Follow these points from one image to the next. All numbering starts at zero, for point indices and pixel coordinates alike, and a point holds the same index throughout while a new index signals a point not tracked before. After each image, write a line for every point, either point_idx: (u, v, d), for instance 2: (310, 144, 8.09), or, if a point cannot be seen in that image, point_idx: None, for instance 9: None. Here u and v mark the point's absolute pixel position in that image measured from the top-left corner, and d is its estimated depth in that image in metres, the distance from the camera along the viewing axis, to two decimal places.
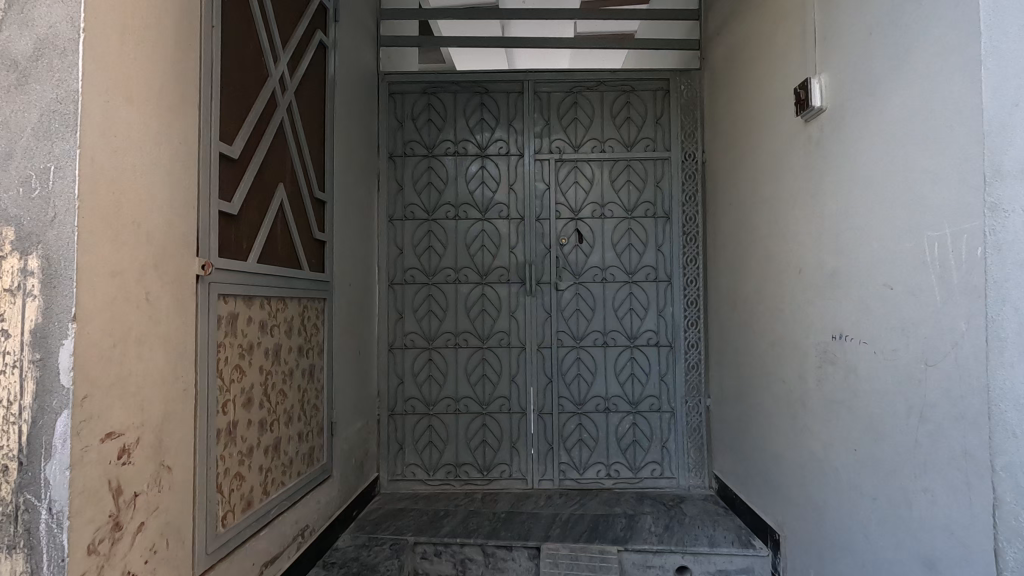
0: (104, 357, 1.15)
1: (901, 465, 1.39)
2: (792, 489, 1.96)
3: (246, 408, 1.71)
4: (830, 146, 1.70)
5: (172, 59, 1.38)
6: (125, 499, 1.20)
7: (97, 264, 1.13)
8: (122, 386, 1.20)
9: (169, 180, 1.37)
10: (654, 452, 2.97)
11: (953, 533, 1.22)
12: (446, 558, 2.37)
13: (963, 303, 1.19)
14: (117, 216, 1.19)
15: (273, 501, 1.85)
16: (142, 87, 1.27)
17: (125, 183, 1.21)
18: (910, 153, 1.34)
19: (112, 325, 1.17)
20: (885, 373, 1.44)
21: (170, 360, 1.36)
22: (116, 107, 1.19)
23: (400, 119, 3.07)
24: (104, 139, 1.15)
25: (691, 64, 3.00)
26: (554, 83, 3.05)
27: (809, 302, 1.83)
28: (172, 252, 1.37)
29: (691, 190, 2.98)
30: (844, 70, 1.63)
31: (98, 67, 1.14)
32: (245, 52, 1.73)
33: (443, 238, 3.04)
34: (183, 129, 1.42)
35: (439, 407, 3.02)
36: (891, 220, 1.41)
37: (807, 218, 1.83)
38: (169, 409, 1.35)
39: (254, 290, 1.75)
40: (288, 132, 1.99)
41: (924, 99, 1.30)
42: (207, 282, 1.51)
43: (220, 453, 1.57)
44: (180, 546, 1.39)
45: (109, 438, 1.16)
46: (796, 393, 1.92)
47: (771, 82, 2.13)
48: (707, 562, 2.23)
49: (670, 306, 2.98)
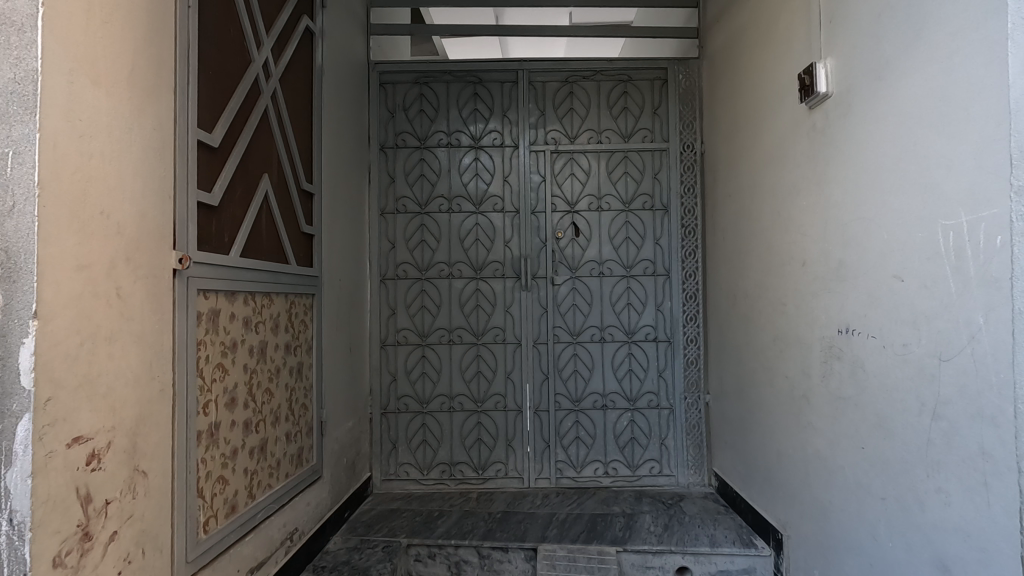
0: (70, 356, 1.07)
1: (912, 464, 1.33)
2: (795, 488, 1.91)
3: (230, 408, 1.64)
4: (836, 134, 1.64)
5: (143, 39, 1.29)
6: (95, 507, 1.13)
7: (60, 256, 1.05)
8: (91, 387, 1.12)
9: (142, 168, 1.29)
10: (653, 450, 2.92)
11: (970, 536, 1.17)
12: (440, 560, 2.30)
13: (979, 295, 1.13)
14: (83, 205, 1.11)
15: (259, 504, 1.78)
16: (110, 68, 1.19)
17: (92, 170, 1.13)
18: (923, 138, 1.29)
19: (78, 322, 1.10)
20: (897, 369, 1.38)
21: (144, 359, 1.29)
22: (82, 88, 1.11)
23: (391, 109, 2.99)
24: (68, 122, 1.07)
25: (690, 53, 2.93)
26: (549, 72, 2.97)
27: (814, 296, 1.76)
28: (146, 245, 1.30)
29: (690, 182, 2.92)
30: (852, 54, 1.56)
31: (62, 46, 1.06)
32: (226, 36, 1.65)
33: (436, 232, 2.96)
34: (157, 114, 1.34)
35: (433, 405, 2.95)
36: (902, 210, 1.36)
37: (812, 208, 1.77)
38: (144, 410, 1.28)
39: (237, 285, 1.68)
40: (272, 121, 1.90)
41: (940, 81, 1.23)
42: (185, 277, 1.43)
43: (201, 456, 1.50)
44: (157, 554, 1.32)
45: (77, 442, 1.09)
46: (800, 389, 1.86)
47: (773, 71, 2.07)
48: (707, 563, 2.18)
49: (668, 301, 2.92)
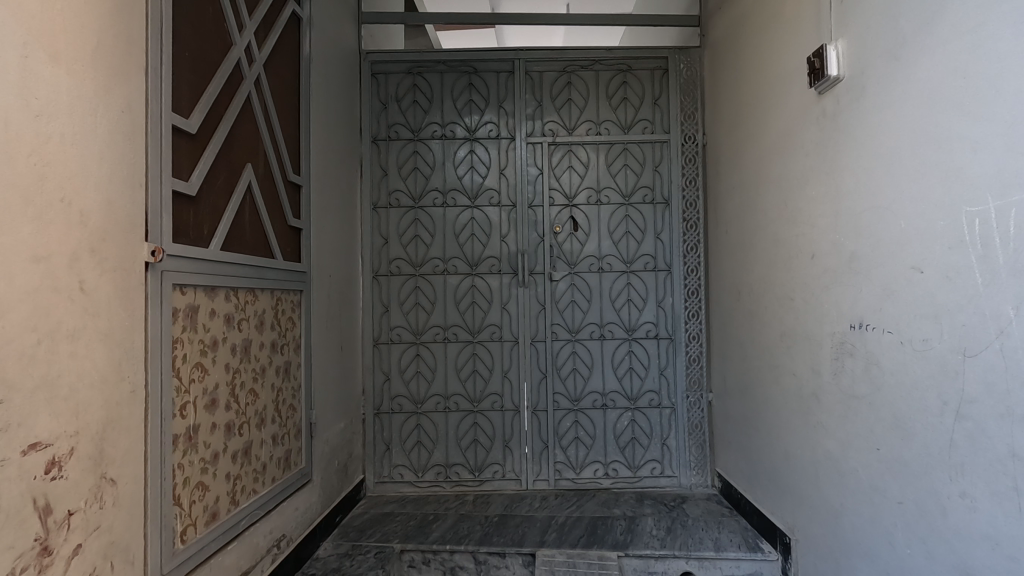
0: (23, 356, 0.98)
1: (932, 465, 1.26)
2: (804, 489, 1.84)
3: (210, 410, 1.55)
4: (849, 119, 1.56)
5: (108, 13, 1.20)
6: (56, 519, 1.05)
7: (13, 246, 0.96)
8: (50, 389, 1.04)
9: (109, 153, 1.20)
10: (654, 450, 2.84)
11: (999, 544, 1.09)
12: (435, 566, 2.22)
13: (1010, 287, 1.05)
14: (40, 189, 1.02)
15: (242, 511, 1.69)
16: (70, 46, 1.10)
17: (50, 153, 1.04)
18: (945, 119, 1.21)
19: (35, 318, 1.01)
20: (915, 366, 1.30)
21: (113, 358, 1.20)
22: (37, 64, 1.02)
23: (384, 100, 2.89)
24: (21, 101, 0.98)
25: (691, 42, 2.85)
26: (546, 62, 2.88)
27: (824, 290, 1.68)
28: (114, 237, 1.21)
29: (692, 174, 2.83)
30: (865, 34, 1.48)
31: (14, 18, 0.97)
32: (204, 15, 1.55)
33: (431, 227, 2.87)
34: (126, 96, 1.25)
35: (428, 406, 2.86)
36: (923, 199, 1.27)
37: (822, 198, 1.69)
38: (113, 414, 1.19)
39: (217, 280, 1.59)
40: (255, 108, 1.81)
41: (968, 59, 1.15)
42: (158, 271, 1.34)
43: (177, 462, 1.41)
44: (128, 567, 1.23)
45: (34, 450, 1.00)
46: (810, 388, 1.79)
47: (779, 56, 1.99)
48: (712, 568, 2.11)
49: (669, 297, 2.84)
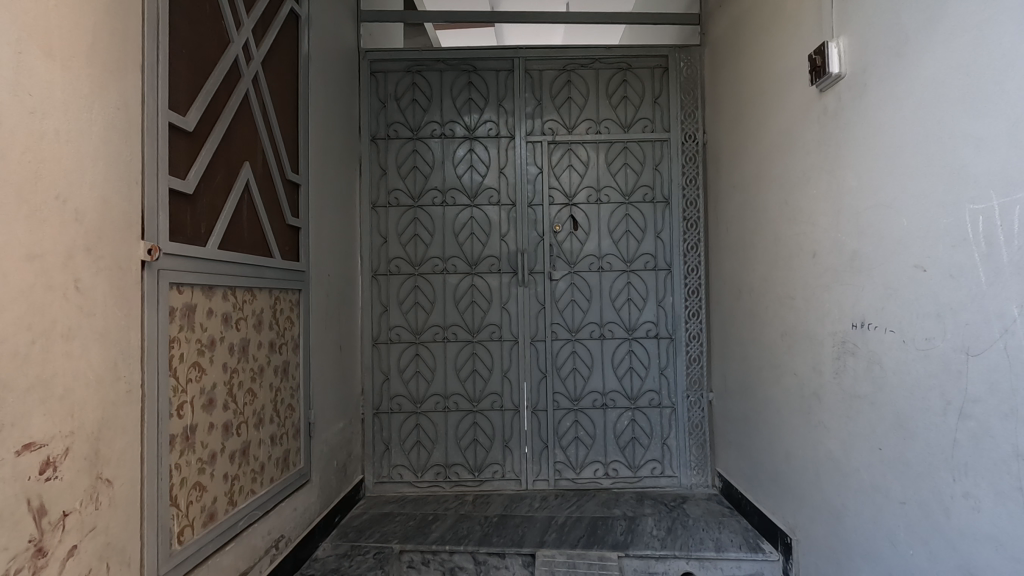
0: (17, 356, 0.97)
1: (935, 465, 1.25)
2: (805, 489, 1.83)
3: (207, 410, 1.54)
4: (850, 116, 1.55)
5: (104, 9, 1.19)
6: (50, 520, 1.04)
7: (7, 244, 0.95)
8: (44, 388, 1.03)
9: (105, 150, 1.19)
10: (654, 450, 2.83)
11: (1003, 545, 1.08)
12: (434, 566, 2.21)
13: (1014, 285, 1.04)
14: (34, 186, 1.01)
15: (240, 511, 1.68)
16: (64, 42, 1.09)
17: (44, 150, 1.03)
18: (949, 116, 1.20)
19: (29, 317, 1.00)
20: (918, 365, 1.29)
21: (109, 357, 1.19)
22: (31, 60, 1.01)
23: (383, 99, 2.88)
24: (15, 97, 0.97)
25: (691, 40, 2.84)
26: (546, 60, 2.87)
27: (826, 289, 1.67)
28: (110, 235, 1.20)
29: (692, 173, 2.82)
30: (867, 31, 1.47)
31: (7, 13, 0.96)
32: (201, 12, 1.54)
33: (430, 226, 2.86)
34: (122, 92, 1.24)
35: (427, 405, 2.85)
36: (925, 197, 1.26)
37: (824, 196, 1.68)
38: (109, 413, 1.18)
39: (215, 279, 1.57)
40: (253, 105, 1.79)
41: (971, 55, 1.14)
42: (155, 270, 1.33)
43: (174, 462, 1.40)
44: (124, 568, 1.22)
45: (28, 450, 0.99)
46: (811, 388, 1.78)
47: (780, 53, 1.98)
48: (712, 568, 2.10)
49: (669, 296, 2.83)
